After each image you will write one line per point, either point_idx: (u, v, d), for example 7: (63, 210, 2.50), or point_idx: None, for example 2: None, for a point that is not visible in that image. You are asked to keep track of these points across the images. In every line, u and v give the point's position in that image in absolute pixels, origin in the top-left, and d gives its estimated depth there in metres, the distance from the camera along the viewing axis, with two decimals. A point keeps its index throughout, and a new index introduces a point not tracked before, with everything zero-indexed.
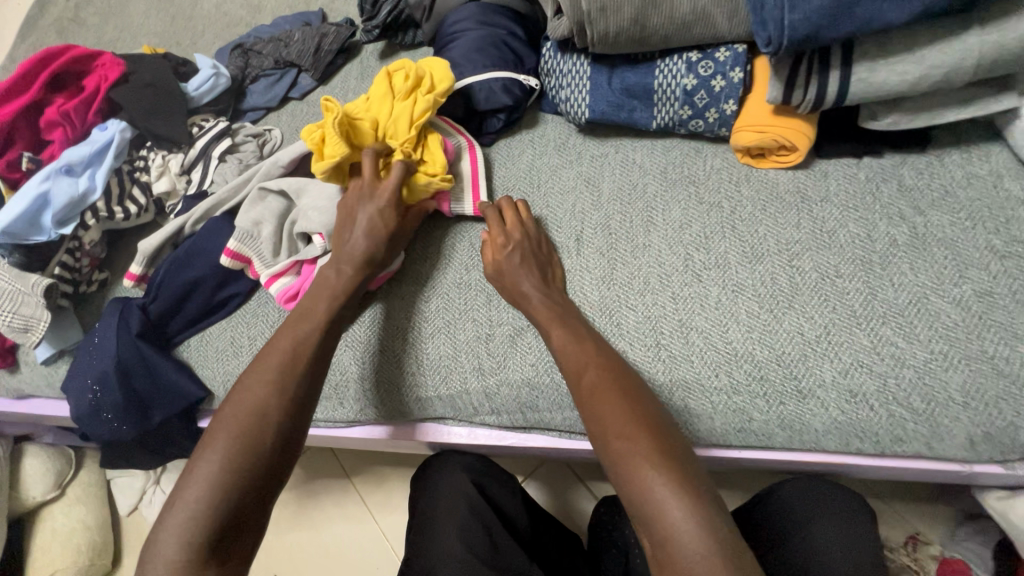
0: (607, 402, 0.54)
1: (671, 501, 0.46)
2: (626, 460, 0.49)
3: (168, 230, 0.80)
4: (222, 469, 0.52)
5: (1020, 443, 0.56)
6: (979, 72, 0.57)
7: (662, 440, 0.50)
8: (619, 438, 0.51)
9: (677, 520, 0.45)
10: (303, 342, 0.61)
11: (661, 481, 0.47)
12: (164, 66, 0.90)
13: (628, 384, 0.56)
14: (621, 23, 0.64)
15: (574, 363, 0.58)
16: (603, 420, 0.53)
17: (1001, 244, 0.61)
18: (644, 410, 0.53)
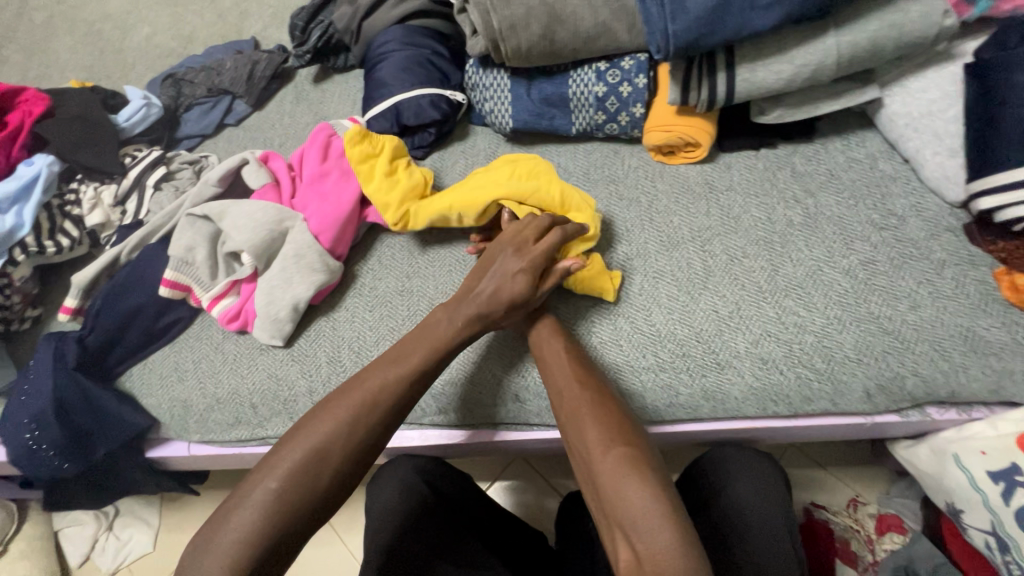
0: (591, 419, 0.57)
1: (637, 491, 0.50)
2: (612, 476, 0.52)
3: (102, 261, 0.80)
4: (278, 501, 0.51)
5: (909, 391, 0.62)
6: (841, 68, 0.64)
7: (645, 457, 0.53)
8: (602, 455, 0.53)
9: (656, 535, 0.47)
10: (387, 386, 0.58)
11: (644, 498, 0.49)
12: (93, 100, 0.90)
13: (612, 404, 0.58)
14: (531, 39, 0.70)
15: (562, 381, 0.61)
16: (587, 437, 0.55)
17: (879, 218, 0.69)
18: (629, 429, 0.56)
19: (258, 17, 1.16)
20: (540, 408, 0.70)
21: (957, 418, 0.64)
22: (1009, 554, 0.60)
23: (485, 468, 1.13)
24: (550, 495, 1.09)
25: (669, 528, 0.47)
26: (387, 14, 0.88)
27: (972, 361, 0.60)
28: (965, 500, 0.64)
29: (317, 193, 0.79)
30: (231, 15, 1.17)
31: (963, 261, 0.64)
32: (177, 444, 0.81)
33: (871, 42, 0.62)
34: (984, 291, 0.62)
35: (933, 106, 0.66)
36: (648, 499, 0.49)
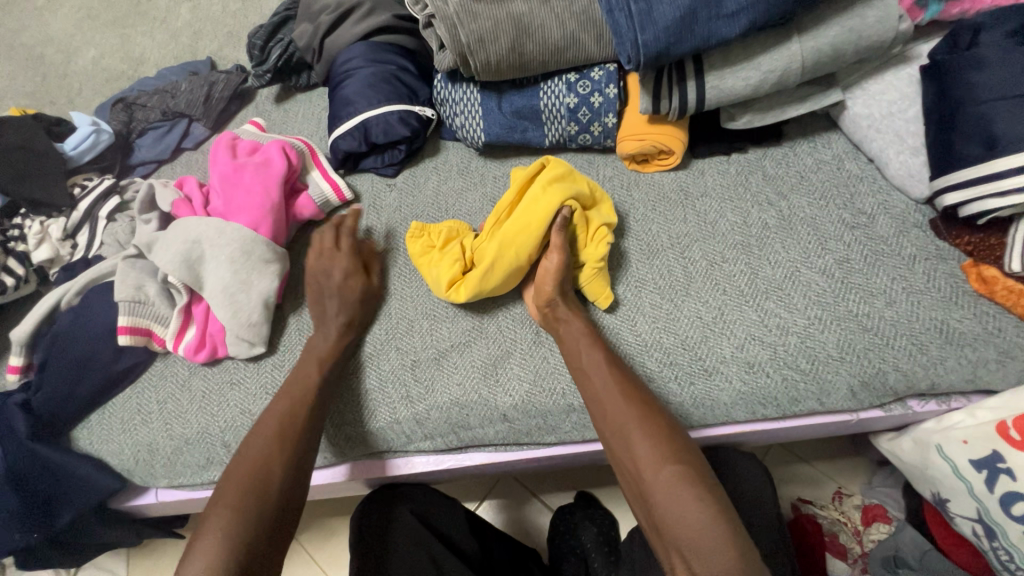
0: (640, 438, 0.56)
1: (693, 507, 0.51)
2: (670, 500, 0.52)
3: (45, 305, 0.74)
4: (226, 520, 0.54)
5: (891, 386, 0.63)
6: (805, 73, 0.66)
7: (698, 475, 0.53)
8: (657, 476, 0.53)
9: (718, 560, 0.48)
10: (298, 399, 0.64)
11: (704, 521, 0.50)
12: (35, 127, 0.85)
13: (661, 419, 0.57)
14: (500, 52, 0.69)
15: (604, 396, 0.59)
16: (638, 452, 0.55)
17: (849, 217, 0.70)
18: (680, 445, 0.55)
19: (213, 37, 1.12)
20: (529, 428, 0.68)
21: (937, 409, 0.66)
22: (997, 540, 0.61)
23: (473, 488, 1.10)
24: (541, 514, 1.07)
25: (730, 549, 0.48)
26: (349, 30, 0.86)
27: (948, 352, 0.62)
28: (951, 489, 0.65)
29: (232, 186, 0.76)
30: (185, 35, 1.13)
31: (932, 256, 0.66)
32: (146, 491, 0.76)
33: (832, 47, 0.64)
34: (955, 284, 0.64)
35: (893, 107, 0.68)
36: (708, 520, 0.50)
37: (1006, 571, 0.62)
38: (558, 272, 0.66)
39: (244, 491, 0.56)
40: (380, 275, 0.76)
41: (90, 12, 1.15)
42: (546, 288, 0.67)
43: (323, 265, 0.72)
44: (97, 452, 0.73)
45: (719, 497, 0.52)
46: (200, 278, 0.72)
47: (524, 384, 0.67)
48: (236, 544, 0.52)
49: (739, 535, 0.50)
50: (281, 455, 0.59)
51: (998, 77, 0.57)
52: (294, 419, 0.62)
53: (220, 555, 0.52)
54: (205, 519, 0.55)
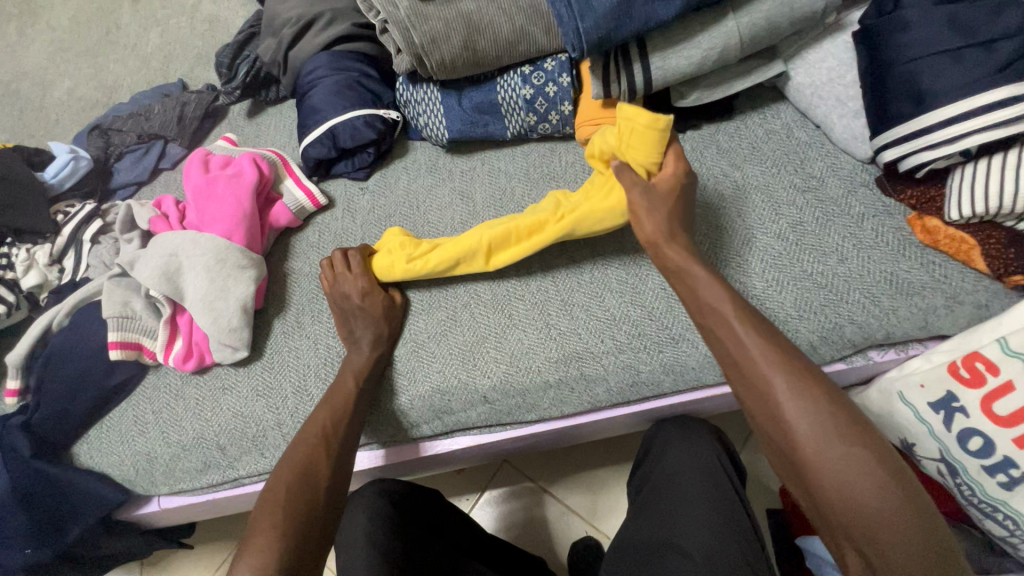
0: (784, 409, 0.50)
1: (875, 505, 0.45)
2: (834, 478, 0.47)
3: (34, 331, 0.76)
4: (285, 518, 0.56)
5: (849, 338, 0.66)
6: (744, 47, 0.69)
7: (861, 441, 0.47)
8: (814, 449, 0.48)
9: (892, 536, 0.44)
10: (339, 412, 0.66)
11: (883, 513, 0.45)
12: (15, 158, 0.87)
13: (809, 379, 0.51)
14: (453, 51, 0.72)
15: (746, 362, 0.54)
16: (794, 435, 0.49)
17: (800, 181, 0.73)
18: (850, 426, 0.48)
19: (183, 59, 1.15)
20: (509, 407, 0.71)
21: (897, 357, 0.69)
22: (959, 477, 0.64)
23: (473, 477, 1.14)
24: (539, 499, 1.10)
25: (905, 524, 0.44)
26: (311, 42, 0.88)
27: (899, 302, 0.65)
28: (914, 433, 0.68)
29: (209, 199, 0.79)
30: (155, 60, 1.15)
31: (879, 212, 0.69)
32: (149, 501, 0.79)
33: (767, 20, 0.67)
34: (901, 237, 0.67)
35: (832, 74, 0.71)
36: (874, 495, 0.45)
37: (971, 506, 0.65)
38: (646, 208, 0.65)
39: (291, 495, 0.58)
40: (401, 291, 0.77)
41: (61, 44, 1.17)
42: (645, 231, 0.65)
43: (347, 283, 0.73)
44: (101, 466, 0.75)
45: (884, 464, 0.46)
46: (183, 290, 0.74)
47: (501, 365, 0.70)
48: (287, 545, 0.54)
49: (911, 504, 0.45)
50: (325, 465, 0.61)
51: (921, 36, 0.60)
52: (335, 431, 0.64)
53: (272, 551, 0.53)
54: (259, 514, 0.56)
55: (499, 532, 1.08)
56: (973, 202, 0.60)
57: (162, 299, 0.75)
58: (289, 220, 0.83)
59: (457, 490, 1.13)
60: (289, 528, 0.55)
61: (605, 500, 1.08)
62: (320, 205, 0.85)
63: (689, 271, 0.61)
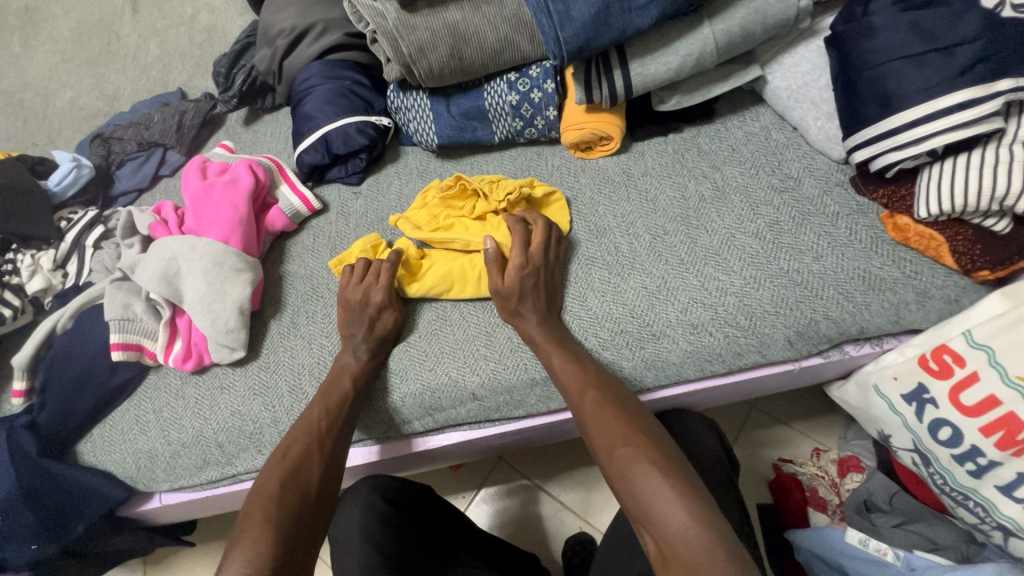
0: (597, 422, 0.60)
1: (664, 494, 0.51)
2: (635, 475, 0.54)
3: (39, 333, 0.79)
4: (278, 512, 0.58)
5: (824, 333, 0.68)
6: (720, 53, 0.72)
7: (656, 448, 0.56)
8: (621, 456, 0.56)
9: (673, 518, 0.49)
10: (333, 411, 0.68)
11: (666, 500, 0.51)
12: (20, 167, 0.90)
13: (615, 395, 0.63)
14: (440, 59, 0.75)
15: (568, 384, 0.64)
16: (601, 436, 0.59)
17: (778, 182, 0.75)
18: (642, 431, 0.58)
19: (182, 68, 1.18)
20: (498, 403, 0.73)
21: (873, 351, 0.71)
22: (932, 466, 0.67)
23: (469, 474, 1.16)
24: (533, 495, 1.12)
25: (684, 509, 0.50)
26: (305, 51, 0.91)
27: (872, 297, 0.67)
28: (890, 424, 0.70)
29: (207, 205, 0.82)
30: (155, 70, 1.19)
31: (853, 211, 0.72)
32: (151, 497, 0.81)
33: (741, 27, 0.69)
34: (874, 235, 0.70)
35: (807, 78, 0.74)
36: (663, 483, 0.52)
37: (945, 494, 0.68)
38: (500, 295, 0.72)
39: (282, 488, 0.60)
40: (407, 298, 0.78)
41: (63, 55, 1.20)
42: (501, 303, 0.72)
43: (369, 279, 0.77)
44: (103, 463, 0.78)
45: (674, 465, 0.54)
46: (182, 293, 0.77)
47: (490, 363, 0.73)
48: (279, 534, 0.56)
49: (693, 494, 0.51)
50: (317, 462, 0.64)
51: (887, 42, 0.62)
52: (327, 429, 0.67)
53: (264, 541, 0.54)
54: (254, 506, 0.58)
55: (495, 528, 1.10)
56: (940, 200, 0.62)
57: (161, 301, 0.77)
58: (286, 226, 0.86)
59: (453, 486, 1.15)
60: (280, 519, 0.57)
61: (598, 495, 1.10)
62: (315, 209, 0.88)
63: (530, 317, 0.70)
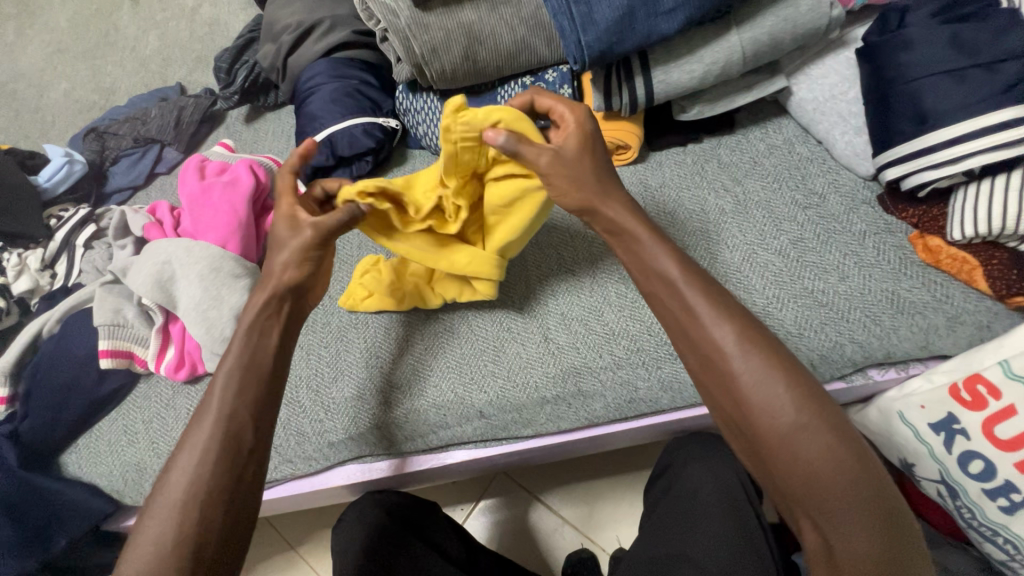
0: (756, 389, 0.45)
1: (843, 491, 0.43)
2: (802, 463, 0.43)
3: (24, 336, 0.75)
4: (151, 541, 0.45)
5: (850, 357, 0.65)
6: (746, 62, 0.69)
7: (845, 436, 0.44)
8: (808, 457, 0.43)
9: (863, 541, 0.42)
10: (243, 373, 0.52)
11: (846, 498, 0.43)
12: (9, 162, 0.86)
13: (773, 348, 0.47)
14: (454, 60, 0.71)
15: (706, 332, 0.48)
16: (754, 407, 0.45)
17: (802, 198, 0.73)
18: (814, 406, 0.45)
19: (182, 62, 1.14)
20: (506, 422, 0.70)
21: (898, 376, 0.68)
22: (959, 499, 0.64)
23: (467, 488, 1.12)
24: (535, 509, 1.09)
25: (870, 522, 0.42)
26: (311, 48, 0.88)
27: (900, 321, 0.64)
28: (914, 454, 0.67)
29: (205, 206, 0.78)
30: (154, 63, 1.14)
31: (881, 230, 0.69)
32: (137, 512, 0.77)
33: (770, 36, 0.67)
34: (903, 255, 0.67)
35: (835, 90, 0.71)
36: (842, 479, 0.43)
37: (970, 528, 0.65)
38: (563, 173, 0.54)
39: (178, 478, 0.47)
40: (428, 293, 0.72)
41: (59, 46, 1.16)
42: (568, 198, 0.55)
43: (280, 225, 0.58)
44: (89, 476, 0.74)
45: (867, 467, 0.44)
46: (174, 299, 0.73)
47: (499, 380, 0.69)
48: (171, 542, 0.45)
49: (887, 507, 0.43)
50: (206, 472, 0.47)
51: (924, 56, 0.59)
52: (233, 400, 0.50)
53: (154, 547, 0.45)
54: (147, 512, 0.47)
55: (494, 542, 1.07)
56: (975, 222, 0.59)
57: (153, 306, 0.73)
58: None
59: (452, 499, 1.12)
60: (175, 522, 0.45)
61: (600, 513, 1.07)
62: None
63: (631, 228, 0.54)
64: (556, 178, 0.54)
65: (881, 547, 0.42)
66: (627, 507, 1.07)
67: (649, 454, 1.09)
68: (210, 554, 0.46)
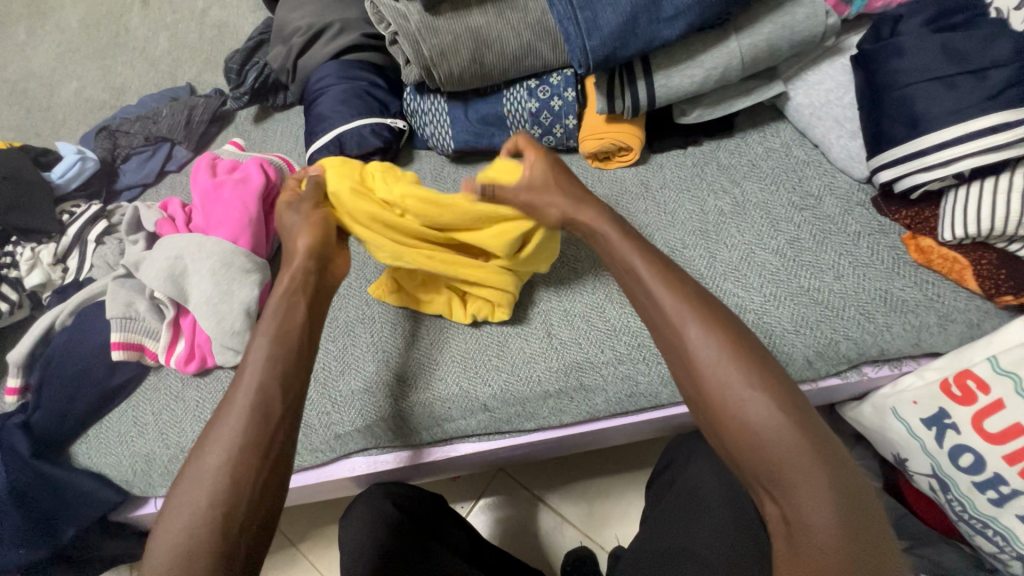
0: (700, 349, 0.46)
1: (792, 453, 0.41)
2: (745, 426, 0.43)
3: (36, 330, 0.76)
4: (189, 505, 0.45)
5: (844, 353, 0.67)
6: (745, 68, 0.71)
7: (798, 406, 0.43)
8: (752, 417, 0.43)
9: (818, 511, 0.40)
10: (278, 354, 0.51)
11: (800, 463, 0.41)
12: (23, 158, 0.88)
13: (719, 313, 0.47)
14: (461, 63, 0.73)
15: (653, 300, 0.49)
16: (699, 368, 0.45)
17: (799, 200, 0.75)
18: (758, 368, 0.44)
19: (192, 63, 1.16)
20: (509, 415, 0.71)
21: (891, 373, 0.69)
22: (951, 492, 0.66)
23: (468, 485, 1.14)
24: (535, 506, 1.10)
25: (829, 490, 0.41)
26: (321, 50, 0.90)
27: (893, 319, 0.66)
28: (908, 449, 0.69)
29: (216, 202, 0.80)
30: (164, 63, 1.16)
31: (875, 231, 0.71)
32: (144, 503, 0.78)
33: (768, 43, 0.69)
34: (896, 255, 0.69)
35: (830, 96, 0.74)
36: (789, 441, 0.42)
37: (961, 521, 0.67)
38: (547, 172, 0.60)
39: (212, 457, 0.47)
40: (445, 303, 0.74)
41: (71, 46, 1.18)
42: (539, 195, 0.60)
43: (285, 214, 0.62)
44: (98, 466, 0.75)
45: (816, 430, 0.42)
46: (184, 292, 0.75)
47: (502, 374, 0.71)
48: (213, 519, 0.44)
49: (846, 481, 0.41)
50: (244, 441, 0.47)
51: (916, 63, 0.62)
52: (270, 379, 0.50)
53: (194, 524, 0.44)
54: (174, 496, 0.46)
55: (495, 538, 1.08)
56: (966, 223, 0.61)
57: (165, 299, 0.75)
58: None
59: (452, 496, 1.13)
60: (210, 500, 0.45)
61: (600, 510, 1.08)
62: None
63: (592, 212, 0.56)
64: (540, 174, 0.60)
65: (839, 519, 0.40)
66: (626, 504, 1.08)
67: (648, 452, 1.10)
68: (243, 525, 0.45)
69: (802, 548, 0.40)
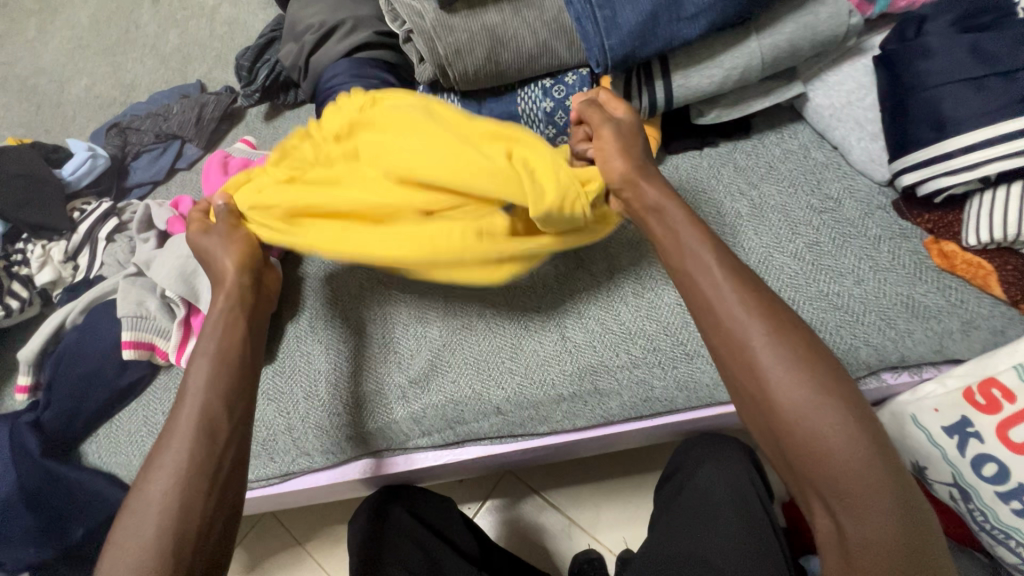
0: (769, 357, 0.44)
1: (856, 466, 0.41)
2: (812, 438, 0.42)
3: (46, 329, 0.76)
4: (134, 541, 0.45)
5: (863, 360, 0.66)
6: (765, 68, 0.70)
7: (863, 418, 0.43)
8: (824, 431, 0.42)
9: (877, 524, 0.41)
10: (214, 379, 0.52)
11: (861, 475, 0.41)
12: (33, 155, 0.87)
13: (789, 323, 0.45)
14: (476, 62, 0.72)
15: (724, 308, 0.47)
16: (766, 379, 0.44)
17: (818, 202, 0.73)
18: (828, 379, 0.43)
19: (202, 60, 1.15)
20: (522, 419, 0.71)
21: (910, 380, 0.69)
22: (971, 502, 0.65)
23: (475, 486, 1.13)
24: (542, 508, 1.09)
25: (888, 501, 0.41)
26: (333, 48, 0.89)
27: (914, 325, 0.65)
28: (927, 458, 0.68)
29: None
30: (174, 60, 1.16)
31: (896, 235, 0.70)
32: None
33: (789, 43, 0.68)
34: (918, 260, 0.68)
35: (852, 97, 0.72)
36: (856, 455, 0.41)
37: (983, 531, 0.65)
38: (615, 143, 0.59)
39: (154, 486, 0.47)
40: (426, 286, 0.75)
41: (82, 42, 1.18)
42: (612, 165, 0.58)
43: (198, 237, 0.62)
44: (108, 466, 0.75)
45: (880, 443, 0.42)
46: (195, 291, 0.74)
47: (516, 377, 0.70)
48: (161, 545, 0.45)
49: (903, 495, 0.41)
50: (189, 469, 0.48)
51: (943, 64, 0.61)
52: (210, 406, 0.51)
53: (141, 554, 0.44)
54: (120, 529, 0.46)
55: (501, 540, 1.07)
56: (991, 227, 0.60)
57: (175, 299, 0.74)
58: None
59: (460, 497, 1.13)
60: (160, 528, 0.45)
61: (608, 514, 1.07)
62: None
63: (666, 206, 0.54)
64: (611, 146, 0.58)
65: (896, 530, 0.40)
66: (634, 508, 1.07)
67: (657, 455, 1.09)
68: (192, 550, 0.45)
69: (861, 562, 0.41)
